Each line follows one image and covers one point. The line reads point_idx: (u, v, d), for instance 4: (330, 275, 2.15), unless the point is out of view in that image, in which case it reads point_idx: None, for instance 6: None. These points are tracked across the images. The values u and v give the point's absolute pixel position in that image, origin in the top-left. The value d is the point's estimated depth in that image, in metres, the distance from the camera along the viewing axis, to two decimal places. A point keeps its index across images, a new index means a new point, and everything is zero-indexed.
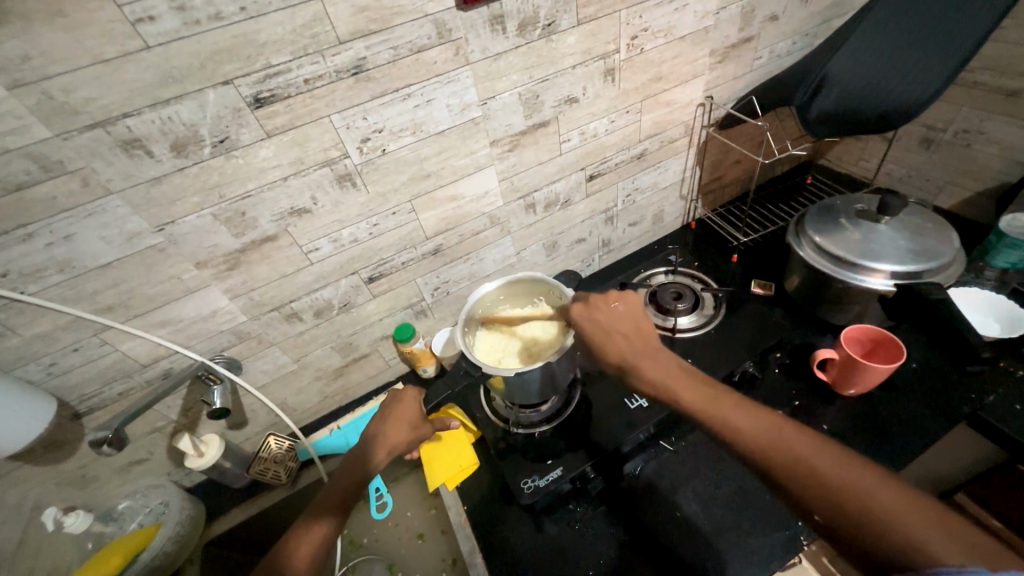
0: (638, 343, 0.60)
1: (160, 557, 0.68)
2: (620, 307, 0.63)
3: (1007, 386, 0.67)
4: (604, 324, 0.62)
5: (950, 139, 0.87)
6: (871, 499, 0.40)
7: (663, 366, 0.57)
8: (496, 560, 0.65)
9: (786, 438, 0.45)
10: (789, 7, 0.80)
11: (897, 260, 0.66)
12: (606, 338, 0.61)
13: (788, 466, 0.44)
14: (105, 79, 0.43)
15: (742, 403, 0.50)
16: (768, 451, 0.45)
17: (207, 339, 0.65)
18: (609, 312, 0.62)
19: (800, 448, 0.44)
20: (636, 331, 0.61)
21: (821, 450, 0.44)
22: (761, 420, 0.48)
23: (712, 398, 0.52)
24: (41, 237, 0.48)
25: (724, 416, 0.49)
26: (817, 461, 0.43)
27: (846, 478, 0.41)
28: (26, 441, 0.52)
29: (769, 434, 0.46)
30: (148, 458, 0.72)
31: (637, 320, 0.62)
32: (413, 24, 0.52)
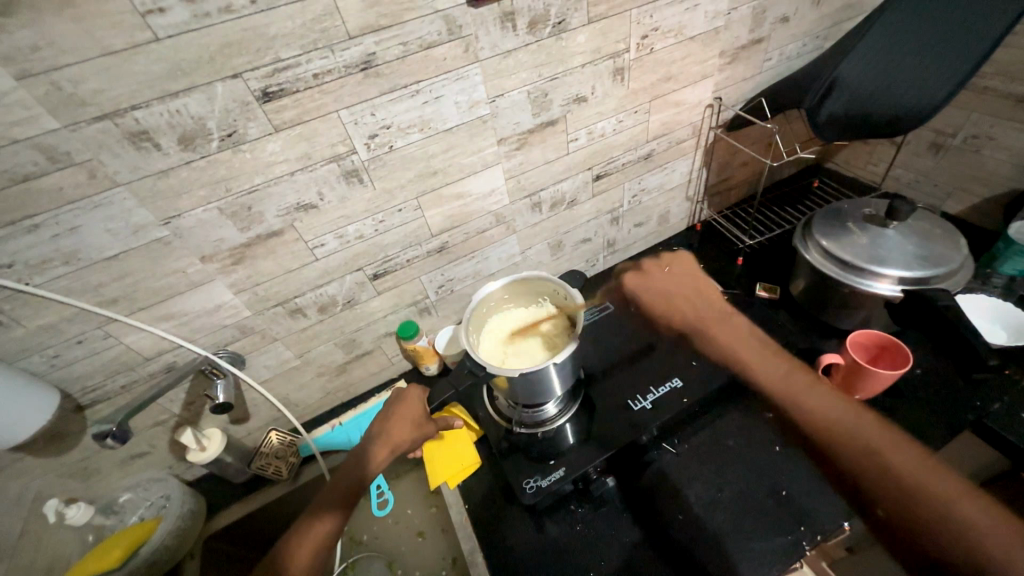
0: (715, 313, 0.77)
1: (161, 551, 0.68)
2: (674, 269, 0.83)
3: (1012, 394, 0.66)
4: (662, 289, 0.82)
5: (959, 144, 0.86)
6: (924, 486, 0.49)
7: (730, 338, 0.73)
8: (496, 559, 0.65)
9: (859, 432, 0.55)
10: (800, 9, 0.79)
11: (905, 266, 0.66)
12: (660, 296, 0.81)
13: (848, 446, 0.55)
14: (114, 70, 0.43)
15: (818, 389, 0.62)
16: (838, 434, 0.56)
17: (211, 334, 0.64)
18: (676, 282, 0.82)
19: (873, 439, 0.54)
20: (709, 307, 0.78)
21: (892, 445, 0.53)
22: (837, 404, 0.59)
23: (791, 381, 0.65)
24: (47, 228, 0.48)
25: (797, 399, 0.63)
26: (884, 450, 0.52)
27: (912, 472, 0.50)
28: (29, 431, 0.52)
29: (844, 424, 0.56)
30: (150, 451, 0.72)
31: (698, 285, 0.81)
32: (423, 20, 0.52)
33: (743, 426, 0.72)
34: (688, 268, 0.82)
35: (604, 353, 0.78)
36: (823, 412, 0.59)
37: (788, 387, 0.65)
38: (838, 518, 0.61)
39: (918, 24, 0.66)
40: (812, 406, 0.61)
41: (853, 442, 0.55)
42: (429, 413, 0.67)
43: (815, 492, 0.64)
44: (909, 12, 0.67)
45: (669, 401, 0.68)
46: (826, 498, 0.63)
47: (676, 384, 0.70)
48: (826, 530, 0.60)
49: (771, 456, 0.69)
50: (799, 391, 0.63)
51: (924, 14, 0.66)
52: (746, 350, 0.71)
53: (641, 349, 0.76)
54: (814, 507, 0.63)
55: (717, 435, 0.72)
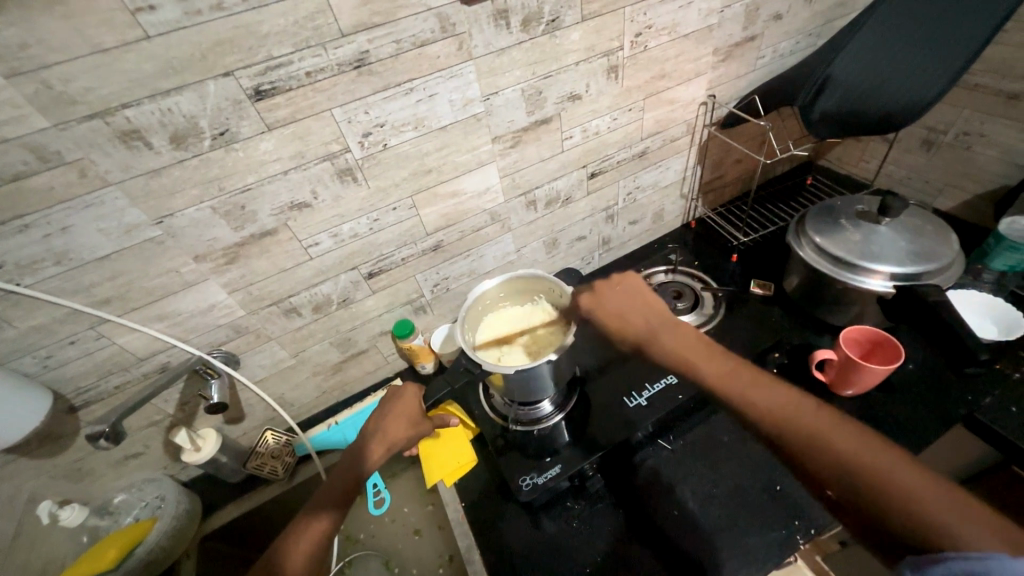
0: (659, 325, 0.67)
1: (156, 551, 0.68)
2: (626, 288, 0.71)
3: (1002, 388, 0.67)
4: (620, 310, 0.70)
5: (950, 141, 0.87)
6: (902, 482, 0.42)
7: (683, 341, 0.64)
8: (493, 557, 0.65)
9: (804, 417, 0.50)
10: (793, 6, 0.79)
11: (897, 262, 0.66)
12: (619, 320, 0.69)
13: (796, 424, 0.50)
14: (104, 68, 0.42)
15: (763, 381, 0.56)
16: (791, 432, 0.49)
17: (205, 334, 0.64)
18: (628, 302, 0.70)
19: (814, 426, 0.49)
20: (654, 314, 0.69)
21: (842, 430, 0.47)
22: (776, 396, 0.53)
23: (730, 372, 0.58)
24: (38, 228, 0.47)
25: (747, 394, 0.55)
26: (835, 439, 0.47)
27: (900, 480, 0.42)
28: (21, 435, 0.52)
29: (776, 408, 0.52)
30: (145, 452, 0.72)
31: (642, 295, 0.71)
32: (417, 17, 0.52)
33: (737, 422, 0.73)
34: (636, 287, 0.71)
35: (599, 350, 0.78)
36: (772, 403, 0.53)
37: (760, 396, 0.54)
38: (831, 512, 0.62)
39: (912, 20, 0.66)
40: (759, 400, 0.54)
41: (789, 427, 0.50)
42: (424, 411, 0.67)
43: (809, 486, 0.65)
44: (905, 6, 0.66)
45: (664, 398, 0.69)
46: None
47: (671, 381, 0.70)
48: (819, 523, 0.61)
49: (766, 451, 0.69)
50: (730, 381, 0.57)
51: (919, 9, 0.66)
52: (696, 354, 0.62)
53: (636, 347, 0.76)
54: (808, 501, 0.63)
55: (712, 431, 0.73)
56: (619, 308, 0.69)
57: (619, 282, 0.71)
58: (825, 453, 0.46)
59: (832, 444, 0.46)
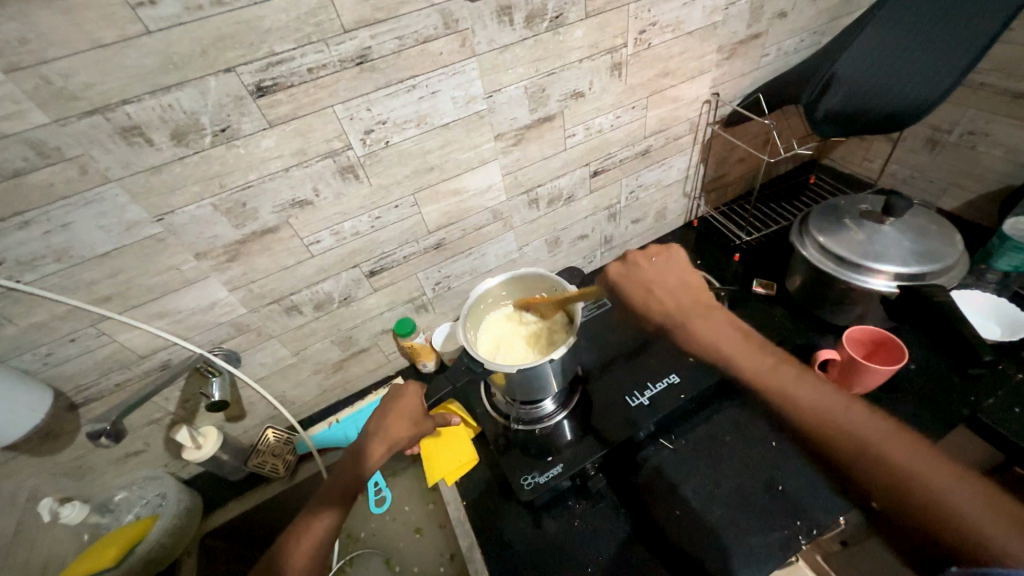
0: (690, 306, 0.73)
1: (157, 549, 0.68)
2: (660, 262, 0.73)
3: (1006, 389, 0.67)
4: (649, 280, 0.75)
5: (955, 141, 0.87)
6: (906, 466, 0.48)
7: (716, 330, 0.70)
8: (494, 556, 0.65)
9: (850, 422, 0.54)
10: (798, 4, 0.79)
11: (901, 261, 0.66)
12: (646, 292, 0.75)
13: (833, 432, 0.55)
14: (105, 64, 0.42)
15: (806, 377, 0.60)
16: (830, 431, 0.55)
17: (206, 331, 0.64)
18: (665, 276, 0.74)
19: (867, 432, 0.52)
20: (687, 296, 0.73)
21: (889, 433, 0.51)
22: (831, 397, 0.57)
23: (767, 364, 0.64)
24: (38, 224, 0.47)
25: (790, 393, 0.60)
26: (873, 442, 0.51)
27: (884, 450, 0.50)
28: (19, 434, 0.52)
29: (829, 413, 0.56)
30: (145, 450, 0.72)
31: (688, 279, 0.73)
32: (420, 13, 0.51)
33: (739, 422, 0.73)
34: (676, 266, 0.73)
35: (601, 349, 0.78)
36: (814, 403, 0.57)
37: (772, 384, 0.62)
38: (834, 513, 0.62)
39: (918, 17, 0.65)
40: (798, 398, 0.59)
41: (838, 431, 0.54)
42: (426, 410, 0.67)
43: (810, 486, 0.65)
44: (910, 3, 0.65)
45: (666, 397, 0.68)
46: (823, 493, 0.64)
47: (673, 380, 0.70)
48: (821, 524, 0.61)
49: (767, 451, 0.69)
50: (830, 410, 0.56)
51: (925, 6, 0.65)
52: (736, 344, 0.68)
53: (638, 346, 0.76)
54: (810, 502, 0.63)
55: (714, 430, 0.72)
56: (665, 287, 0.74)
57: (664, 256, 0.73)
58: (877, 463, 0.50)
59: (855, 435, 0.53)
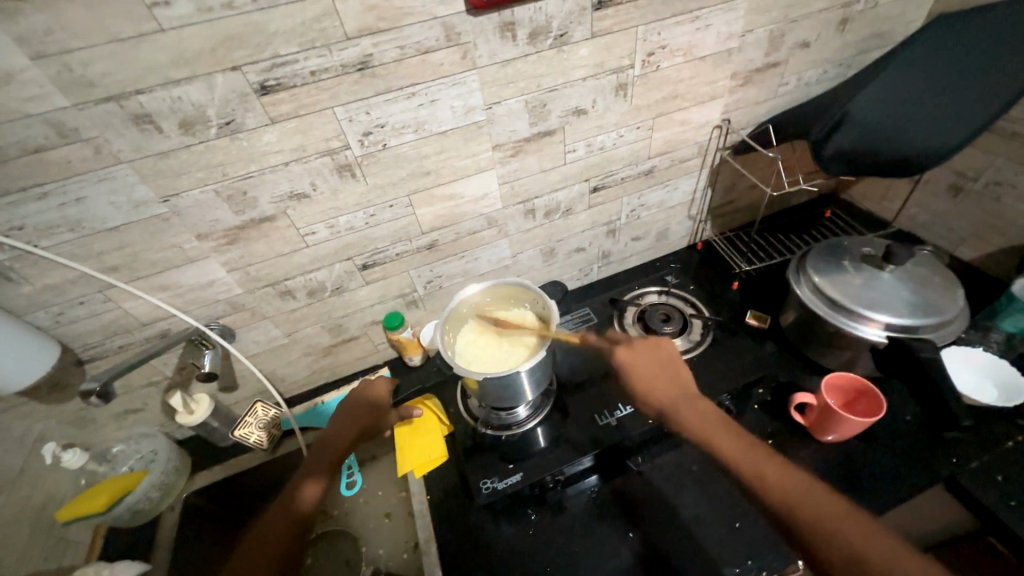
0: (679, 389, 0.65)
1: (143, 502, 0.74)
2: (656, 352, 0.70)
3: (991, 454, 0.65)
4: (646, 368, 0.69)
5: (979, 189, 0.83)
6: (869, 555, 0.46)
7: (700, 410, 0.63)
8: (448, 552, 0.67)
9: (795, 495, 0.52)
10: (823, 35, 0.76)
11: (895, 312, 0.64)
12: (642, 378, 0.68)
13: (802, 519, 0.50)
14: (121, 56, 0.45)
15: (776, 460, 0.56)
16: (805, 517, 0.50)
17: (204, 307, 0.68)
18: (659, 363, 0.69)
19: (825, 512, 0.50)
20: (678, 380, 0.66)
21: (845, 517, 0.50)
22: (796, 478, 0.54)
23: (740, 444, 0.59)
24: (55, 196, 0.51)
25: (759, 470, 0.55)
26: (843, 526, 0.49)
27: (865, 547, 0.47)
28: (48, 366, 0.59)
29: (797, 498, 0.52)
30: (143, 409, 0.77)
31: (675, 364, 0.68)
32: (422, 25, 0.53)
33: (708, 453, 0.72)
34: (669, 352, 0.70)
35: (580, 365, 0.79)
36: (783, 483, 0.54)
37: (748, 462, 0.57)
38: (789, 557, 0.61)
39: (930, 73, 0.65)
40: (769, 477, 0.54)
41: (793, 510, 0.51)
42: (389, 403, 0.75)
43: (769, 528, 0.64)
44: (915, 66, 0.67)
45: (634, 420, 0.69)
46: (780, 536, 0.63)
47: None
48: (773, 566, 0.61)
49: (732, 486, 0.69)
50: (778, 481, 0.54)
51: (937, 63, 0.66)
52: (715, 424, 0.61)
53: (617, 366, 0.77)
54: (767, 543, 0.63)
55: (682, 458, 0.72)
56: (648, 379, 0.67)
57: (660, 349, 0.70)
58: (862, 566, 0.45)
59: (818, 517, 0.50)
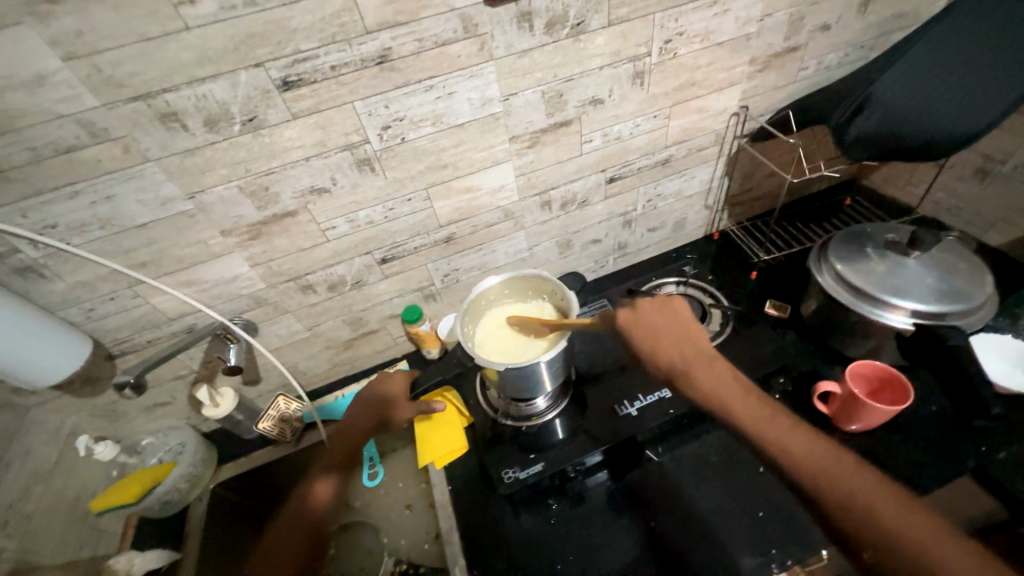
0: (691, 355, 0.62)
1: (173, 492, 0.75)
2: (667, 313, 0.67)
3: (1021, 443, 0.63)
4: (655, 330, 0.65)
5: (1008, 173, 0.80)
6: (894, 526, 0.45)
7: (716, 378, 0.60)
8: (470, 541, 0.68)
9: (822, 465, 0.50)
10: (844, 17, 0.75)
11: (921, 299, 0.63)
12: (649, 342, 0.64)
13: (825, 489, 0.48)
14: (148, 56, 0.46)
15: (799, 428, 0.54)
16: (828, 489, 0.48)
17: (228, 301, 0.69)
18: (670, 326, 0.65)
19: (849, 481, 0.48)
20: (690, 345, 0.63)
21: (871, 487, 0.48)
22: (819, 447, 0.52)
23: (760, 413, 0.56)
24: (87, 195, 0.53)
25: (781, 441, 0.53)
26: (867, 497, 0.47)
27: (892, 520, 0.45)
28: (82, 359, 0.61)
29: (821, 468, 0.50)
30: (171, 402, 0.79)
31: (686, 328, 0.65)
32: (440, 17, 0.53)
33: (729, 443, 0.72)
34: (680, 313, 0.66)
35: (598, 356, 0.79)
36: (806, 453, 0.51)
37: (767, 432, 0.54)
38: (813, 548, 0.61)
39: (956, 51, 0.63)
40: (792, 448, 0.52)
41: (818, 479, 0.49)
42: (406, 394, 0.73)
43: (792, 519, 0.64)
44: (946, 41, 0.64)
45: (654, 410, 0.69)
46: (804, 526, 0.63)
47: (664, 395, 0.70)
48: (797, 557, 0.60)
49: (754, 476, 0.69)
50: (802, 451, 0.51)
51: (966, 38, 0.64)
52: (732, 393, 0.58)
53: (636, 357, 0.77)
54: (790, 533, 0.63)
55: (703, 450, 0.72)
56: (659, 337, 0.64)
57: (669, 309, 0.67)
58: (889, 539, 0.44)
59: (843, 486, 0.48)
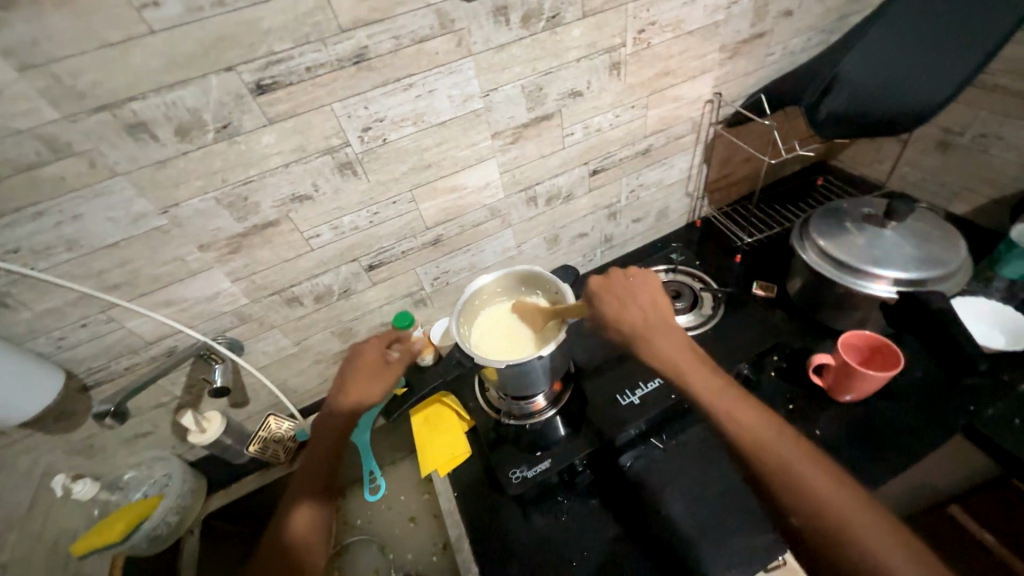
0: (653, 323, 0.62)
1: (162, 527, 0.71)
2: (636, 281, 0.67)
3: (1007, 398, 0.66)
4: (622, 295, 0.66)
5: (967, 143, 0.84)
6: (822, 500, 0.43)
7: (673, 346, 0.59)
8: (482, 547, 0.66)
9: (775, 444, 0.48)
10: (805, 2, 0.77)
11: (902, 267, 0.65)
12: (612, 304, 0.64)
13: (767, 463, 0.47)
14: (112, 63, 0.44)
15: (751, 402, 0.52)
16: (770, 459, 0.47)
17: (210, 320, 0.66)
18: (637, 294, 0.66)
19: (790, 456, 0.46)
20: (655, 314, 0.64)
21: (815, 465, 0.46)
22: (769, 422, 0.50)
23: (715, 384, 0.54)
24: (51, 216, 0.50)
25: (733, 412, 0.51)
26: (806, 472, 0.45)
27: (822, 492, 0.43)
28: (56, 389, 0.57)
29: (765, 441, 0.48)
30: (153, 432, 0.75)
31: (653, 297, 0.66)
32: (415, 14, 0.52)
33: None
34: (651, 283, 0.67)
35: (595, 348, 0.78)
36: (755, 427, 0.49)
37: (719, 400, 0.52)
38: None
39: (919, 25, 0.65)
40: (739, 417, 0.50)
41: (767, 452, 0.47)
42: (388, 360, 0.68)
43: None
44: (907, 17, 0.65)
45: (657, 397, 0.69)
46: None
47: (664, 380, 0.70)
48: None
49: None
50: (751, 425, 0.49)
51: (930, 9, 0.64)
52: (687, 359, 0.57)
53: None
54: None
55: (706, 432, 0.73)
56: (631, 301, 0.65)
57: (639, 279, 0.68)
58: (821, 512, 0.42)
59: (785, 462, 0.46)
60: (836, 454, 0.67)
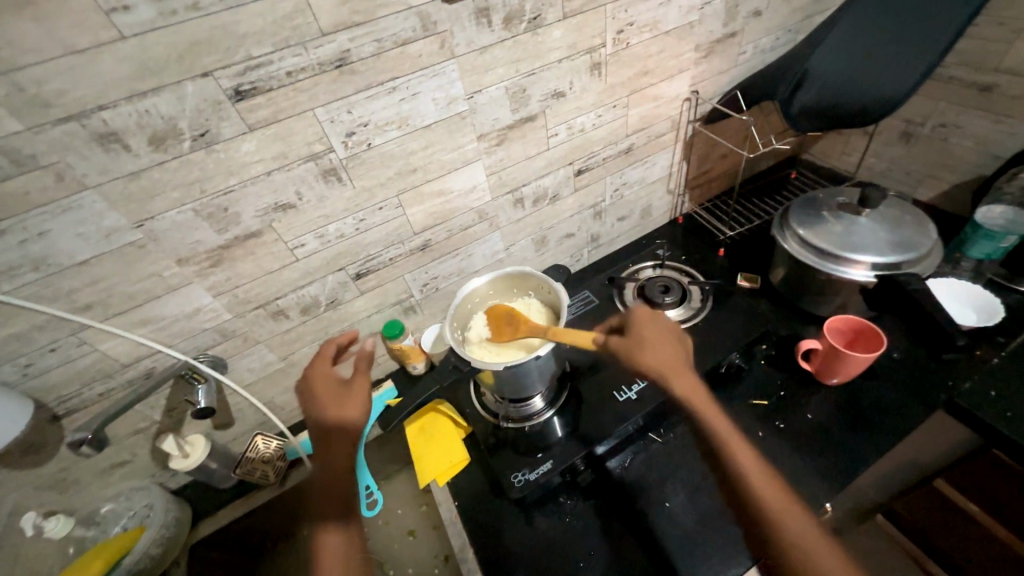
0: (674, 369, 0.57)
1: (145, 560, 0.68)
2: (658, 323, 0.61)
3: (983, 372, 0.69)
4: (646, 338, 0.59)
5: (928, 133, 0.89)
6: None
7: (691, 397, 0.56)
8: (487, 555, 0.65)
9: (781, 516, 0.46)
10: (773, 2, 0.80)
11: (878, 252, 0.67)
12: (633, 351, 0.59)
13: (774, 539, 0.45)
14: (79, 71, 0.42)
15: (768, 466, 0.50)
16: (779, 534, 0.45)
17: (191, 338, 0.63)
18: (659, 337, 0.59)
19: (797, 534, 0.44)
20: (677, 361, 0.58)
21: (824, 544, 0.43)
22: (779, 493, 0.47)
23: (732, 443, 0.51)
24: (15, 234, 0.47)
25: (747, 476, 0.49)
26: (815, 556, 0.43)
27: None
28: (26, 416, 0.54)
29: (777, 515, 0.46)
30: (131, 461, 0.71)
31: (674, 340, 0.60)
32: (397, 16, 0.52)
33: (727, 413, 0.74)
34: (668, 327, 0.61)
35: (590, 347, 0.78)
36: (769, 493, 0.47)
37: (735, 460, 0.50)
38: (820, 501, 0.63)
39: (880, 26, 0.68)
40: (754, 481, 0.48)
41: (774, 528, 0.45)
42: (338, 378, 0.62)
43: (796, 476, 0.66)
44: (868, 19, 0.69)
45: (654, 391, 0.69)
46: (808, 482, 0.65)
47: None
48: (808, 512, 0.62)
49: (754, 441, 0.70)
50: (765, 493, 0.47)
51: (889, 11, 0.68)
52: (705, 411, 0.54)
53: None
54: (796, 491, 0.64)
55: None
56: (648, 347, 0.58)
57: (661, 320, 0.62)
58: None
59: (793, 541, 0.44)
60: (829, 437, 0.69)
